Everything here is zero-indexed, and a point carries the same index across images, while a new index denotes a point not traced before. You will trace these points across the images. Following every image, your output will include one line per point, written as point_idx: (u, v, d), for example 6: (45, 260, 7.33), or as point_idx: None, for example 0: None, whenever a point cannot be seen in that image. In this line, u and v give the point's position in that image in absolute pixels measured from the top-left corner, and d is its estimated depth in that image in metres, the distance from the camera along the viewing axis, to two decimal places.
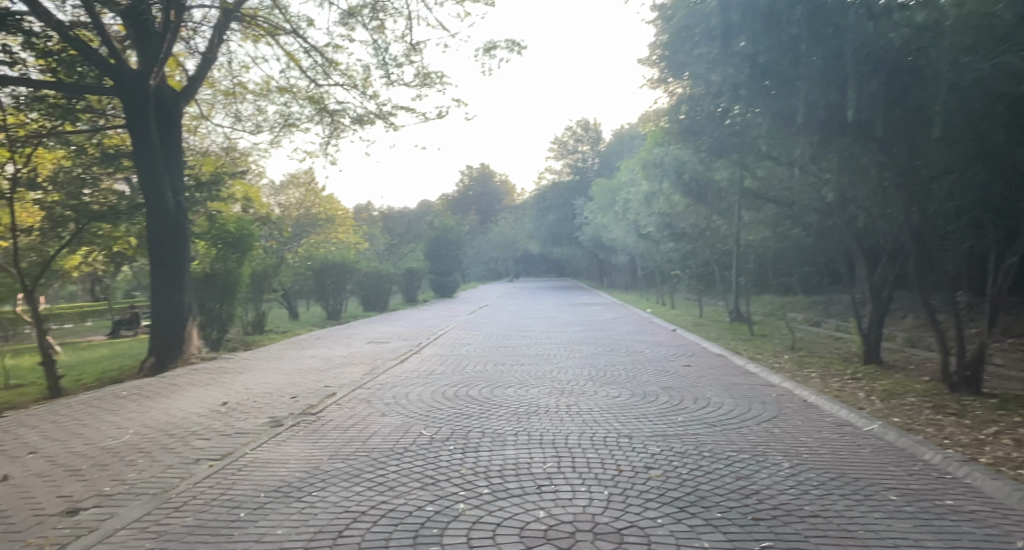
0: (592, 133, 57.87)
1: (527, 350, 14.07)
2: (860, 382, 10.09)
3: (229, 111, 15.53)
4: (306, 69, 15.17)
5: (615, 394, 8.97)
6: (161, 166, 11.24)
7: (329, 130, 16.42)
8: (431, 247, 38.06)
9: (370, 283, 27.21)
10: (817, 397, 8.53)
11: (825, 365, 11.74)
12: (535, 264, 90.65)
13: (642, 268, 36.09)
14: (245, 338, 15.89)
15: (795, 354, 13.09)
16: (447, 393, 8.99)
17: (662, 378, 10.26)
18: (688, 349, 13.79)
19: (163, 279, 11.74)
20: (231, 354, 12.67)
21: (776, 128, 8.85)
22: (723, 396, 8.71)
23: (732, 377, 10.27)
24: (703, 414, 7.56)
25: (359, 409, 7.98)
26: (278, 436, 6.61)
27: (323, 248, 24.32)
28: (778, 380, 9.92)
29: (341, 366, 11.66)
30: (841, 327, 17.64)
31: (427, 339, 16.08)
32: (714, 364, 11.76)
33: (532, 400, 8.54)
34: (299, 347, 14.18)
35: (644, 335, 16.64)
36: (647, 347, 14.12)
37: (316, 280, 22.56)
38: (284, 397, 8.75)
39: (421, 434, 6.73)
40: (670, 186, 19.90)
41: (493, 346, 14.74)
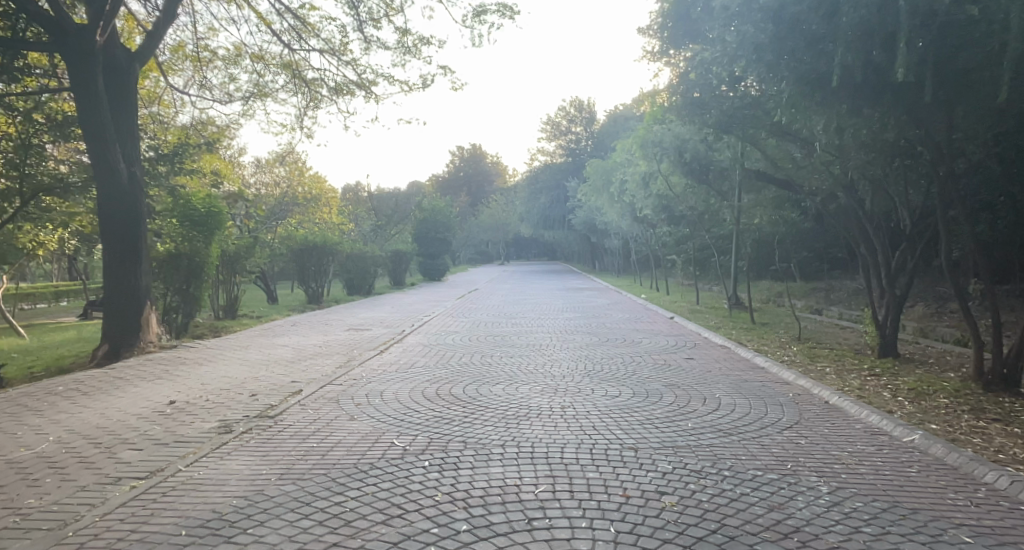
0: (585, 114, 56.63)
1: (517, 340, 13.11)
2: (881, 379, 9.20)
3: (197, 78, 14.44)
4: (279, 33, 14.00)
5: (614, 393, 8.02)
6: (112, 135, 10.13)
7: (307, 100, 15.43)
8: (420, 230, 36.99)
9: (355, 267, 26.19)
10: (839, 399, 7.61)
11: (838, 358, 10.85)
12: (525, 247, 89.59)
13: (636, 252, 35.14)
14: (215, 324, 14.87)
15: (803, 346, 12.18)
16: (427, 392, 8.03)
17: (665, 373, 9.33)
18: (688, 340, 12.87)
19: (117, 258, 10.65)
20: (194, 343, 11.66)
21: (800, 96, 7.87)
22: (734, 396, 7.78)
23: (740, 373, 9.37)
24: (716, 420, 6.62)
25: (324, 411, 6.99)
26: (223, 448, 5.63)
27: (304, 228, 23.27)
28: (791, 378, 9.03)
29: (312, 358, 10.66)
30: (846, 316, 16.77)
31: (411, 327, 15.10)
32: (718, 357, 10.84)
33: (522, 401, 7.59)
34: (270, 334, 13.16)
35: (640, 324, 15.70)
36: (645, 338, 13.21)
37: (296, 262, 21.47)
38: (240, 395, 7.74)
39: (392, 446, 5.75)
40: (669, 166, 18.91)
41: (480, 336, 13.77)
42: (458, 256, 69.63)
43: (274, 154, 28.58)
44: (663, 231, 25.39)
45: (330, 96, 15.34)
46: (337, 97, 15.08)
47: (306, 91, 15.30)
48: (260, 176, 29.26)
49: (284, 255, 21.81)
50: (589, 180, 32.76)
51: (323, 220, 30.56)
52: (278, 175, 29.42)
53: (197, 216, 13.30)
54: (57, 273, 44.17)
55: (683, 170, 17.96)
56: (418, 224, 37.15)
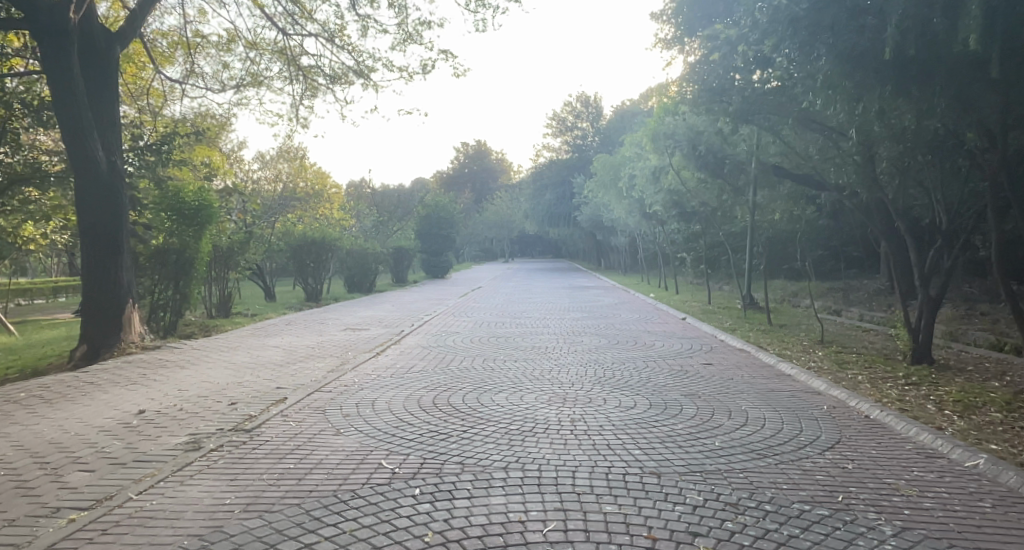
0: (591, 109, 55.84)
1: (521, 341, 12.39)
2: (919, 388, 8.45)
3: (189, 64, 13.74)
4: (273, 17, 13.30)
5: (629, 404, 7.29)
6: (89, 122, 9.42)
7: (303, 90, 14.77)
8: (423, 226, 36.27)
9: (356, 263, 25.52)
10: (880, 412, 6.88)
11: (868, 365, 10.08)
12: (530, 244, 88.88)
13: (644, 249, 34.40)
14: (205, 323, 14.19)
15: (828, 351, 11.41)
16: (424, 401, 7.29)
17: (683, 381, 8.60)
18: (704, 343, 12.11)
19: (94, 254, 9.93)
20: (180, 343, 10.95)
21: (839, 76, 7.11)
22: (763, 409, 7.04)
23: (764, 382, 8.60)
24: (746, 438, 5.89)
25: (308, 424, 6.27)
26: (187, 469, 4.91)
27: (303, 223, 22.59)
28: (822, 387, 8.25)
29: (303, 361, 9.93)
30: (868, 317, 16.00)
31: (412, 327, 14.38)
32: (739, 363, 10.06)
33: (528, 413, 6.87)
34: (262, 335, 12.45)
35: (652, 325, 14.95)
36: (658, 341, 12.45)
37: (294, 258, 20.81)
38: (219, 403, 7.05)
39: (379, 469, 5.03)
40: (682, 161, 18.12)
41: (484, 337, 13.05)
42: (462, 253, 68.91)
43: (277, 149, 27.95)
44: (673, 228, 24.58)
45: (328, 85, 14.71)
46: (335, 86, 14.42)
47: (302, 82, 14.64)
48: (262, 171, 28.56)
49: (281, 252, 21.15)
50: (596, 176, 31.93)
51: (324, 216, 29.84)
52: (280, 170, 28.74)
53: (186, 209, 12.62)
54: (56, 268, 43.60)
55: (698, 165, 17.18)
56: (422, 220, 36.45)
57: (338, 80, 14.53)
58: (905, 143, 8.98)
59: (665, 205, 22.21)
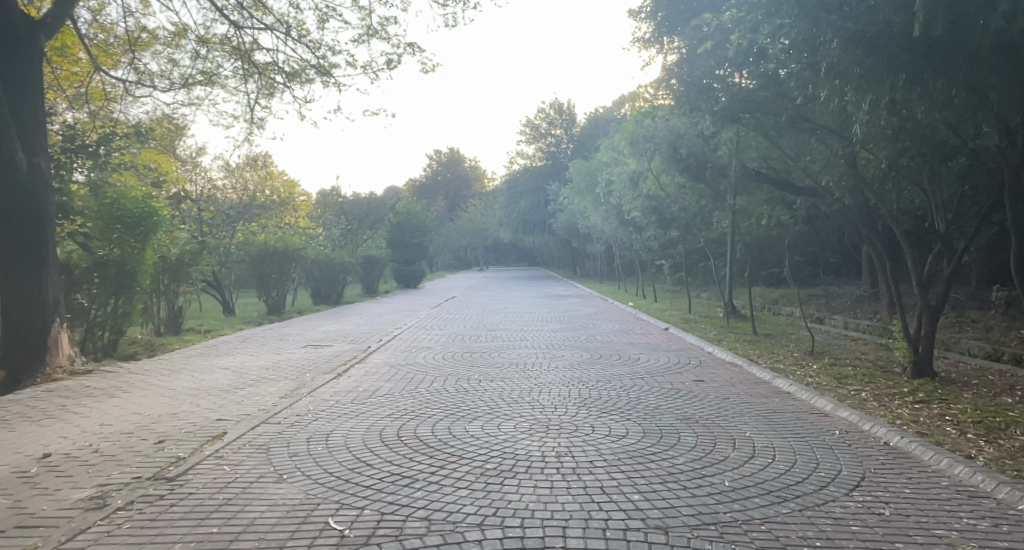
0: (564, 116, 55.41)
1: (497, 357, 11.50)
2: (930, 406, 7.74)
3: (133, 61, 12.66)
4: (225, 9, 12.33)
5: (619, 433, 6.46)
6: (6, 118, 8.38)
7: (259, 89, 13.81)
8: (393, 234, 35.24)
9: (322, 273, 24.43)
10: (900, 437, 6.13)
11: (868, 380, 9.38)
12: (504, 253, 88.12)
13: (620, 257, 33.79)
14: (152, 342, 13.05)
15: (823, 364, 10.70)
16: (385, 434, 6.35)
17: (675, 402, 7.81)
18: (691, 357, 11.34)
19: (14, 266, 8.82)
20: (116, 367, 9.84)
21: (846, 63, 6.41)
22: (770, 436, 6.24)
23: (764, 402, 7.81)
24: (760, 478, 5.08)
25: (246, 467, 5.31)
26: (79, 539, 3.93)
27: (265, 232, 21.48)
28: (828, 407, 7.47)
29: (252, 384, 8.92)
30: (855, 325, 15.43)
31: (378, 342, 13.38)
32: (732, 380, 9.28)
33: (506, 448, 5.99)
34: (211, 355, 11.38)
35: (634, 337, 14.15)
36: (642, 355, 11.66)
37: (255, 269, 19.70)
38: (146, 440, 6.04)
39: (325, 531, 4.09)
40: (662, 165, 17.43)
41: (457, 352, 12.12)
42: (435, 262, 67.89)
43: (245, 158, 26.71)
44: (651, 234, 23.92)
45: (286, 84, 13.80)
46: (293, 84, 13.54)
47: (257, 79, 13.67)
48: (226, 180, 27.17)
49: (241, 263, 20.02)
50: (571, 181, 31.19)
51: (289, 225, 28.60)
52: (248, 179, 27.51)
53: (128, 218, 11.55)
54: None
55: (678, 168, 16.51)
56: (392, 229, 35.43)
57: (297, 78, 13.61)
58: (908, 141, 8.33)
59: (643, 211, 21.53)
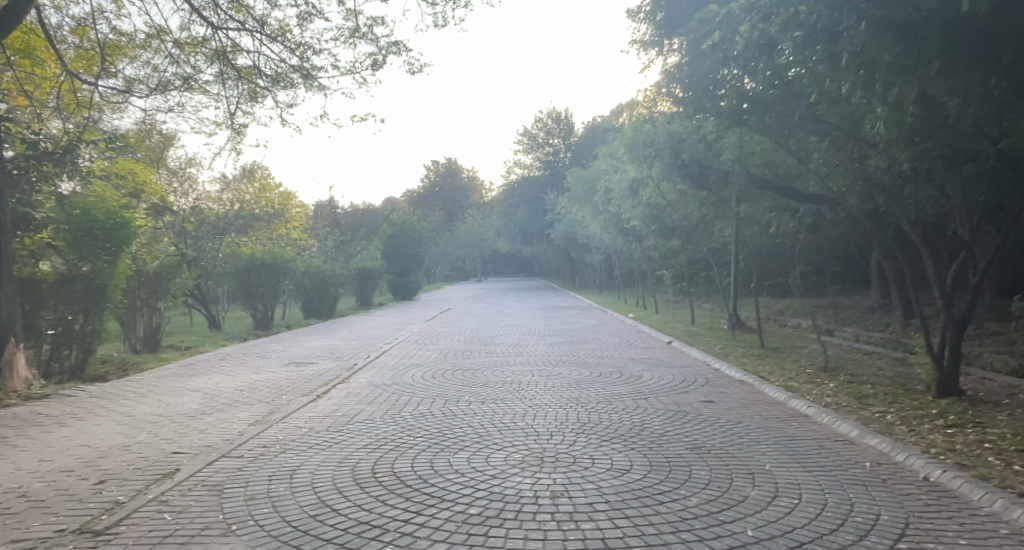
0: (562, 125, 54.90)
1: (490, 375, 10.78)
2: (964, 430, 7.03)
3: (105, 66, 11.99)
4: (202, 11, 11.69)
5: (623, 467, 5.73)
6: None
7: (241, 95, 13.16)
8: (388, 246, 34.60)
9: (313, 286, 23.73)
10: (940, 471, 5.43)
11: (891, 400, 8.66)
12: (503, 264, 87.50)
13: (619, 267, 33.11)
14: (125, 361, 12.34)
15: (839, 382, 9.97)
16: (359, 470, 5.63)
17: (684, 429, 7.08)
18: (697, 374, 10.61)
19: None
20: (78, 389, 9.11)
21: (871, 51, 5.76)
22: (793, 472, 5.53)
23: (781, 427, 7.08)
24: (788, 526, 4.36)
25: (192, 515, 4.59)
26: None
27: (253, 244, 20.79)
28: (853, 434, 6.74)
29: (221, 409, 8.19)
30: (867, 338, 14.71)
31: (366, 359, 12.65)
32: (744, 400, 8.55)
33: (495, 488, 5.25)
34: (184, 375, 10.64)
35: (636, 352, 13.42)
36: (645, 372, 10.93)
37: (241, 282, 19.02)
38: (86, 480, 5.33)
39: None
40: (663, 172, 16.78)
41: (448, 370, 11.39)
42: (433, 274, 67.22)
43: (242, 170, 26.05)
44: (651, 244, 23.24)
45: (269, 88, 13.15)
46: (277, 89, 12.91)
47: (239, 84, 13.02)
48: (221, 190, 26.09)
49: (227, 277, 19.33)
50: (569, 190, 30.53)
51: (280, 236, 27.87)
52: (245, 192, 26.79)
53: (96, 230, 11.01)
54: None
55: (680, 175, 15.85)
56: (387, 239, 34.75)
57: (280, 83, 12.96)
58: (933, 140, 7.68)
59: (643, 220, 20.86)
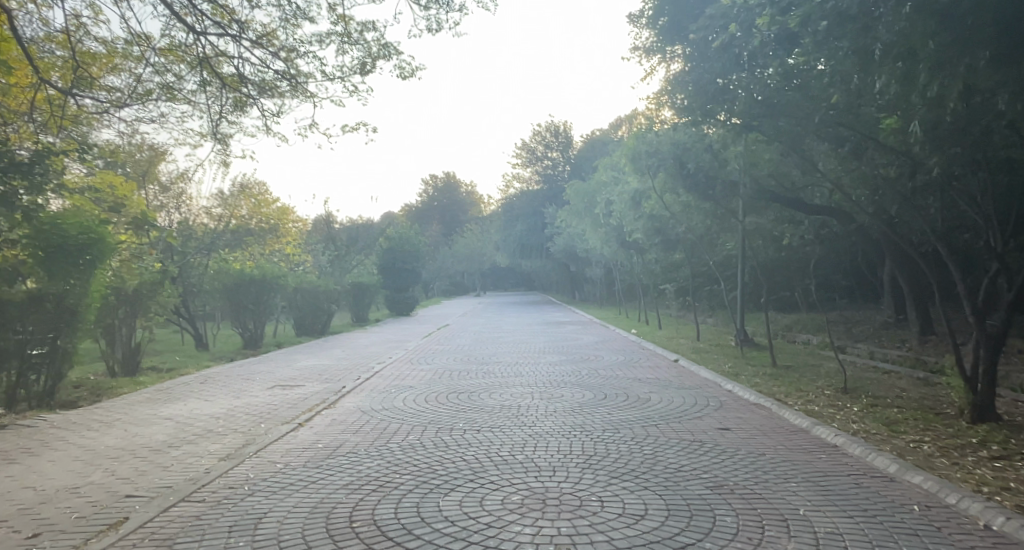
0: (561, 138, 54.34)
1: (487, 399, 10.05)
2: (1012, 462, 6.33)
3: (80, 73, 11.34)
4: (184, 15, 11.06)
5: (637, 512, 5.03)
6: None
7: (227, 104, 12.51)
8: (385, 260, 33.96)
9: (305, 302, 23.02)
10: (1002, 517, 4.72)
11: (923, 426, 7.96)
12: (503, 278, 86.93)
13: (621, 281, 32.43)
14: (99, 385, 11.63)
15: (862, 406, 9.28)
16: (336, 518, 4.93)
17: (701, 463, 6.38)
18: (709, 397, 9.90)
19: None
20: (39, 419, 8.40)
21: None
22: (833, 518, 4.84)
23: (809, 461, 6.37)
24: None
25: None
26: None
27: (242, 259, 20.13)
28: (892, 469, 6.02)
29: (191, 440, 7.47)
30: (884, 355, 14.02)
31: (355, 381, 11.91)
32: (763, 428, 7.83)
33: (490, 540, 4.53)
34: (158, 401, 9.92)
35: (641, 372, 12.71)
36: (652, 394, 10.21)
37: (230, 299, 18.36)
38: (20, 532, 4.63)
39: None
40: (665, 183, 16.16)
41: (443, 393, 10.64)
42: (432, 289, 66.50)
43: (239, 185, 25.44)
44: (654, 257, 22.59)
45: (256, 97, 12.50)
46: (263, 98, 12.26)
47: (223, 93, 12.38)
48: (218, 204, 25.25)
49: (215, 294, 18.66)
50: (569, 203, 29.89)
51: (271, 253, 27.17)
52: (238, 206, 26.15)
53: (67, 246, 10.49)
54: None
55: (684, 186, 15.21)
56: (383, 254, 34.09)
57: (267, 91, 12.32)
58: (966, 144, 7.04)
59: (645, 233, 20.20)
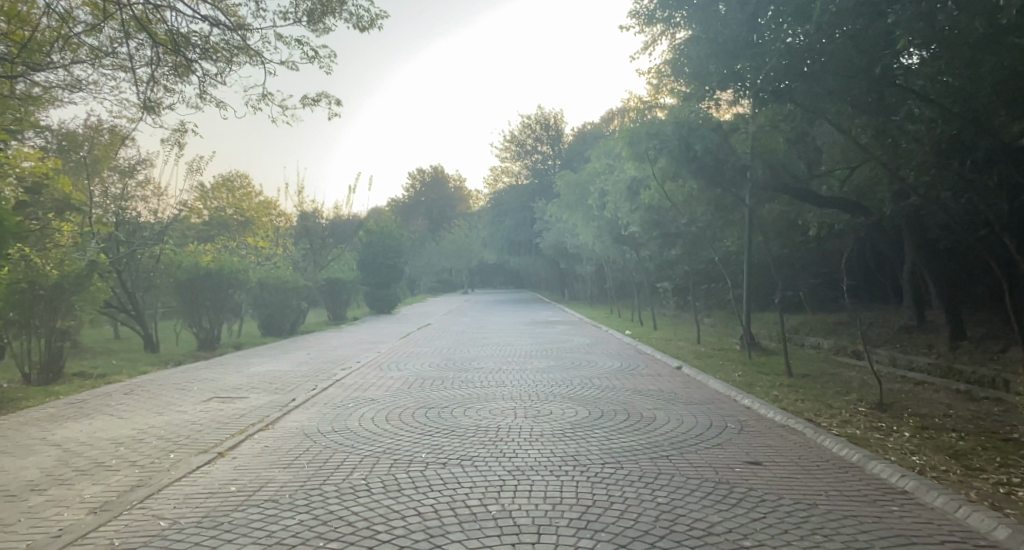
0: (551, 131, 52.61)
1: (462, 418, 8.36)
2: None
3: None
4: None
5: None
6: None
7: (165, 69, 10.78)
8: (366, 255, 32.21)
9: (273, 298, 21.23)
10: None
11: (1000, 458, 6.31)
12: (492, 274, 85.53)
13: (613, 278, 30.86)
14: (2, 395, 9.84)
15: (909, 427, 7.64)
16: None
17: (738, 522, 4.72)
18: (726, 416, 8.26)
19: None
20: None
21: None
22: None
23: (882, 520, 4.72)
24: None
25: None
26: None
27: (202, 251, 18.47)
28: (999, 536, 4.39)
29: (65, 481, 5.74)
30: (912, 363, 12.40)
31: (309, 393, 10.17)
32: (804, 463, 6.16)
33: None
34: (58, 420, 8.17)
35: (641, 382, 11.06)
36: (657, 412, 8.57)
37: (182, 296, 16.95)
38: None
39: None
40: (666, 169, 14.52)
41: (411, 410, 8.92)
42: (419, 286, 64.75)
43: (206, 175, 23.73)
44: (650, 253, 20.97)
45: (201, 61, 10.83)
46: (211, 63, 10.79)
47: (159, 55, 10.63)
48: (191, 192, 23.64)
49: (167, 289, 17.18)
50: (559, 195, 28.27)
51: (239, 246, 25.35)
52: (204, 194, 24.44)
53: None
54: None
55: (689, 173, 13.59)
56: (363, 249, 32.32)
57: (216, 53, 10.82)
58: None
59: (642, 226, 18.58)
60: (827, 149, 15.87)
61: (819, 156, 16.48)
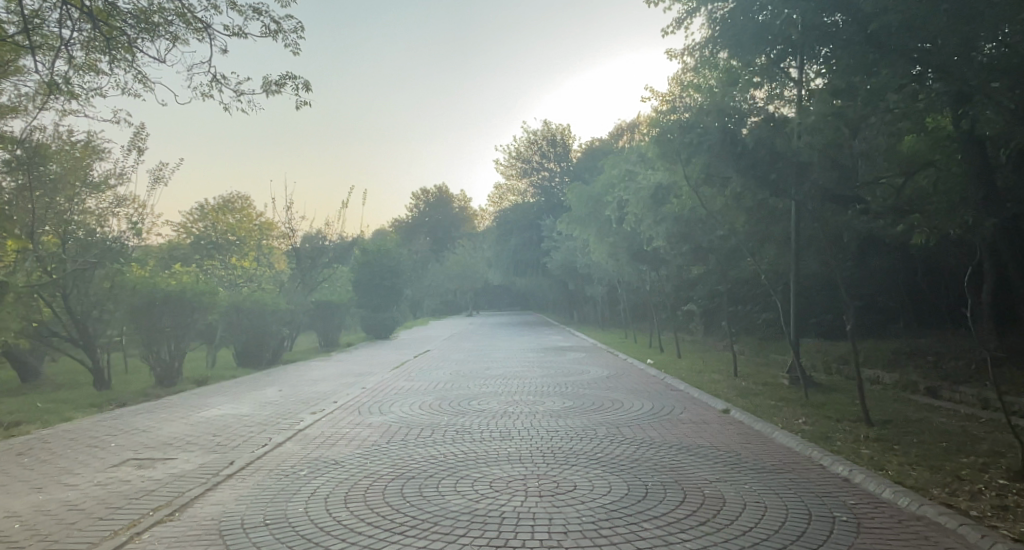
0: (558, 148, 50.64)
1: (453, 499, 5.96)
2: None
3: None
4: None
5: None
6: None
7: (92, 43, 8.60)
8: (361, 275, 30.32)
9: (252, 323, 18.92)
10: None
11: None
12: (496, 296, 83.27)
13: (627, 299, 28.48)
14: None
15: None
16: None
17: None
18: (825, 495, 5.85)
19: None
20: None
21: None
22: None
23: None
24: None
25: None
26: None
27: (166, 270, 16.28)
28: None
29: None
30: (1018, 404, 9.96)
31: (253, 454, 7.77)
32: None
33: None
34: None
35: (685, 434, 8.66)
36: (724, 487, 6.15)
37: (139, 322, 14.70)
38: None
39: None
40: (702, 170, 12.20)
41: (382, 483, 6.53)
42: (422, 309, 62.52)
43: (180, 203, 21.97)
44: (674, 271, 18.59)
45: (138, 32, 8.68)
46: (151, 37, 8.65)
47: (80, 24, 8.40)
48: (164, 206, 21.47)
49: (123, 315, 14.91)
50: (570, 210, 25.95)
51: (218, 267, 23.13)
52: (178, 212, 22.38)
53: None
54: None
55: (734, 173, 11.27)
56: (359, 269, 30.32)
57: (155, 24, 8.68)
58: None
59: (668, 240, 16.22)
60: (885, 150, 13.55)
61: (874, 158, 14.16)
